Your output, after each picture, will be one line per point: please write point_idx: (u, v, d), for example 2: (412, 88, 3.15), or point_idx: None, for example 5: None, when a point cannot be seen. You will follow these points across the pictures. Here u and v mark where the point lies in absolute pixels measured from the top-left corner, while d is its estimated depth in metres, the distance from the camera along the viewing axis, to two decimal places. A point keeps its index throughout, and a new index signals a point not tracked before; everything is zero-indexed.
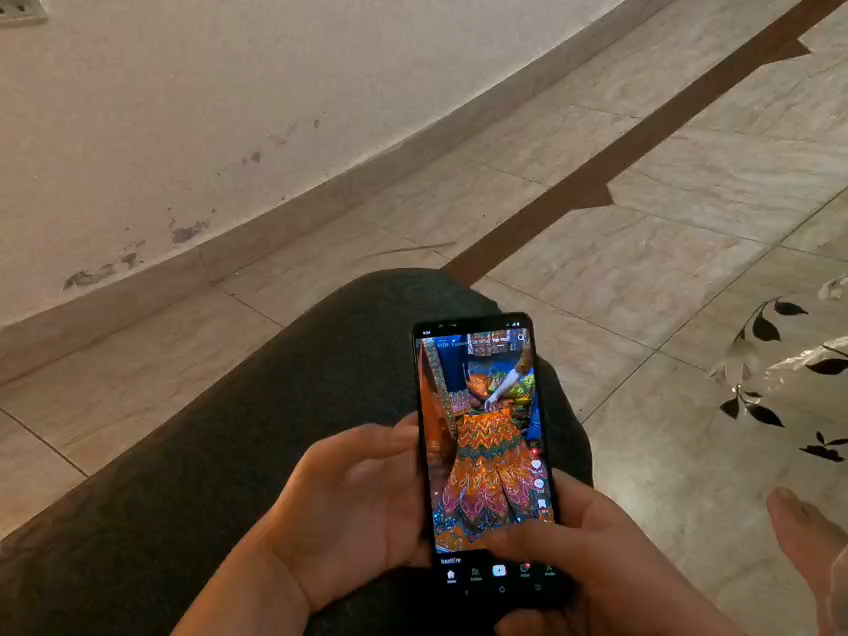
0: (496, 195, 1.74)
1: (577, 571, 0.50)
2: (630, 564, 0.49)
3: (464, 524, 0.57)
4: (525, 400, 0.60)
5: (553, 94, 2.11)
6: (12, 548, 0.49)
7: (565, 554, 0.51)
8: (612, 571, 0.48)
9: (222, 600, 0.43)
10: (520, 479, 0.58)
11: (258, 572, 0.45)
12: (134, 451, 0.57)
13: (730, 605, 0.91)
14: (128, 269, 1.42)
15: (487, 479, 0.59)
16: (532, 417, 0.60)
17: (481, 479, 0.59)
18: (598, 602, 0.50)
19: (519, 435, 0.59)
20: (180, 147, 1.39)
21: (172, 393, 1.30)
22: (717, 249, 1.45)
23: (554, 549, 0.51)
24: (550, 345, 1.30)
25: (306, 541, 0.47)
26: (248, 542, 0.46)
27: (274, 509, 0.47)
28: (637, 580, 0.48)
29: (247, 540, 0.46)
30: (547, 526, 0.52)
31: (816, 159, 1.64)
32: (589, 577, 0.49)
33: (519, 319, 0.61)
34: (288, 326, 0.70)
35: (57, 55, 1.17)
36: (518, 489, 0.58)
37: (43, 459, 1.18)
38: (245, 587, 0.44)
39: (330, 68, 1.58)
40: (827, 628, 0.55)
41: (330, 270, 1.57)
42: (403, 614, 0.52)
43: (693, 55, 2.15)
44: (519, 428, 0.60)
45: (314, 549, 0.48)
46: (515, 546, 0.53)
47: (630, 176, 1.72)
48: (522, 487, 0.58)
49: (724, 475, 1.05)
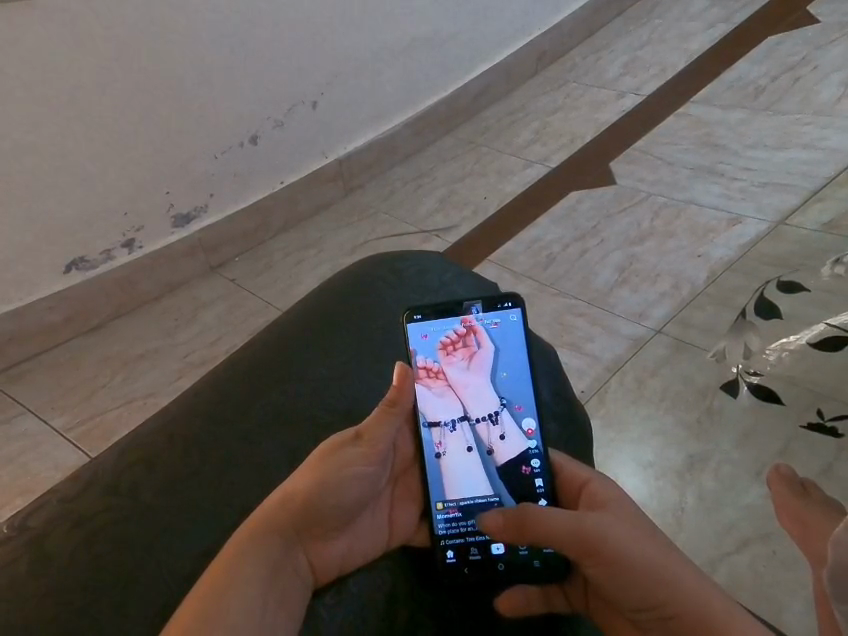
0: (497, 177, 1.73)
1: (576, 555, 0.51)
2: (627, 543, 0.50)
3: (463, 500, 0.58)
4: (509, 327, 0.62)
5: (555, 72, 2.10)
6: (15, 528, 0.50)
7: (563, 538, 0.51)
8: (610, 552, 0.49)
9: (233, 571, 0.44)
10: (504, 403, 0.61)
11: (269, 545, 0.46)
12: (136, 433, 0.57)
13: (728, 579, 0.92)
14: (128, 254, 1.43)
15: (466, 399, 0.61)
16: (517, 343, 0.62)
17: (462, 400, 0.61)
18: (598, 581, 0.51)
19: (500, 361, 0.61)
20: (176, 130, 1.39)
21: (176, 377, 1.32)
22: (719, 228, 1.45)
23: (553, 532, 0.51)
24: (551, 328, 1.31)
25: (319, 513, 0.49)
26: (263, 512, 0.48)
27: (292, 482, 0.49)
28: (636, 558, 0.49)
29: (263, 514, 0.48)
30: (544, 510, 0.52)
31: (821, 133, 1.63)
32: (586, 557, 0.50)
33: (511, 300, 0.62)
34: (289, 309, 0.70)
35: (47, 36, 1.16)
36: (500, 408, 0.60)
37: (49, 442, 1.20)
38: (256, 557, 0.45)
39: (329, 48, 1.57)
40: (824, 596, 0.58)
41: (331, 254, 1.57)
42: (405, 589, 0.53)
43: (699, 28, 2.13)
44: (501, 353, 0.62)
45: (327, 523, 0.50)
46: (513, 528, 0.53)
47: (631, 155, 1.71)
48: (510, 410, 0.60)
49: (724, 453, 1.05)
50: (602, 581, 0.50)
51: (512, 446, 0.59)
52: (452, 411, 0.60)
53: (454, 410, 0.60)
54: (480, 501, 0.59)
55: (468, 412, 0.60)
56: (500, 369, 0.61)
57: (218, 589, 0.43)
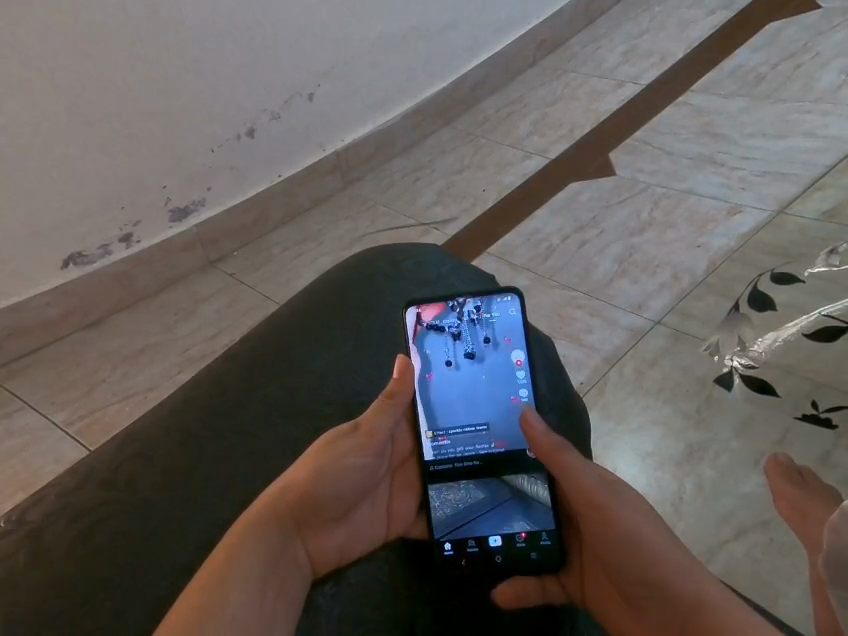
0: (495, 169, 1.73)
1: (579, 505, 0.54)
2: (634, 515, 0.52)
3: (451, 430, 0.61)
4: (509, 314, 0.64)
5: (553, 62, 2.09)
6: (14, 521, 0.51)
7: (582, 490, 0.54)
8: (622, 518, 0.52)
9: (233, 558, 0.44)
10: (496, 336, 0.63)
11: (272, 535, 0.47)
12: (134, 426, 0.58)
13: (726, 567, 0.93)
14: (125, 249, 1.43)
15: (462, 333, 0.63)
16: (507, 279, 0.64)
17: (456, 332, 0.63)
18: (599, 544, 0.53)
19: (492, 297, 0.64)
20: (171, 124, 1.38)
21: (176, 371, 1.32)
22: (719, 218, 1.44)
23: (578, 479, 0.55)
24: (550, 320, 1.31)
25: (323, 504, 0.50)
26: (267, 500, 0.48)
27: (297, 470, 0.50)
28: (642, 529, 0.51)
29: (270, 502, 0.48)
30: (579, 457, 0.56)
31: (821, 121, 1.62)
32: (596, 516, 0.53)
33: (510, 293, 0.64)
34: (287, 302, 0.70)
35: (43, 33, 1.16)
36: (491, 341, 0.63)
37: (50, 436, 1.21)
38: (258, 545, 0.45)
39: (326, 39, 1.56)
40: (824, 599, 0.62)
41: (330, 247, 1.57)
42: (403, 581, 0.53)
43: (700, 14, 2.12)
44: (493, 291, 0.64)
45: (329, 512, 0.51)
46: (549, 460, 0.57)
47: (631, 145, 1.71)
48: (503, 344, 0.63)
49: (723, 442, 1.06)
50: (605, 544, 0.52)
51: (501, 378, 0.62)
52: (443, 341, 0.63)
53: (448, 341, 0.63)
54: (469, 429, 0.61)
55: (463, 345, 0.63)
56: (493, 304, 0.64)
57: (219, 574, 0.43)
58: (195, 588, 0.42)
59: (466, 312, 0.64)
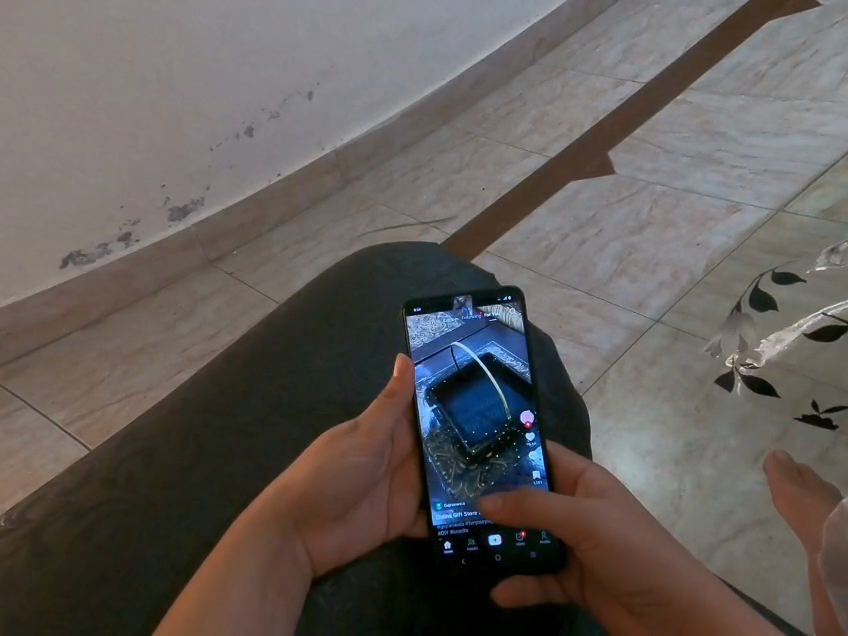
0: (495, 168, 1.73)
1: (572, 537, 0.51)
2: (623, 529, 0.50)
3: (461, 416, 0.60)
4: (507, 308, 0.64)
5: (552, 60, 2.09)
6: (14, 520, 0.51)
7: (560, 521, 0.52)
8: (608, 536, 0.50)
9: (231, 558, 0.44)
10: (495, 320, 0.64)
11: (271, 535, 0.47)
12: (134, 425, 0.58)
13: (725, 565, 0.93)
14: (124, 248, 1.43)
15: (462, 322, 0.64)
16: None
17: (456, 322, 0.64)
18: (590, 561, 0.52)
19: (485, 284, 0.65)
20: (170, 122, 1.38)
21: (175, 370, 1.32)
22: (719, 216, 1.44)
23: (552, 515, 0.52)
24: (550, 318, 1.31)
25: (322, 503, 0.50)
26: (267, 500, 0.48)
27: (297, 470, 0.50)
28: (635, 542, 0.50)
29: (269, 503, 0.48)
30: (544, 493, 0.53)
31: (821, 119, 1.62)
32: (582, 540, 0.51)
33: (511, 294, 0.64)
34: (287, 301, 0.70)
35: (43, 32, 1.16)
36: (491, 325, 0.63)
37: (50, 435, 1.21)
38: (257, 544, 0.45)
39: (326, 38, 1.56)
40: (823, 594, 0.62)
41: (329, 246, 1.57)
42: (402, 581, 0.53)
43: (700, 12, 2.12)
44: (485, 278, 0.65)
45: (329, 512, 0.51)
46: (513, 515, 0.54)
47: (630, 143, 1.71)
48: (501, 327, 0.64)
49: (722, 440, 1.06)
50: (596, 562, 0.51)
51: (504, 358, 0.62)
52: (445, 331, 0.63)
53: (449, 331, 0.63)
54: (479, 413, 0.60)
55: (464, 332, 0.63)
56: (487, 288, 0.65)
57: (218, 575, 0.43)
58: (193, 588, 0.42)
59: (465, 308, 0.64)
